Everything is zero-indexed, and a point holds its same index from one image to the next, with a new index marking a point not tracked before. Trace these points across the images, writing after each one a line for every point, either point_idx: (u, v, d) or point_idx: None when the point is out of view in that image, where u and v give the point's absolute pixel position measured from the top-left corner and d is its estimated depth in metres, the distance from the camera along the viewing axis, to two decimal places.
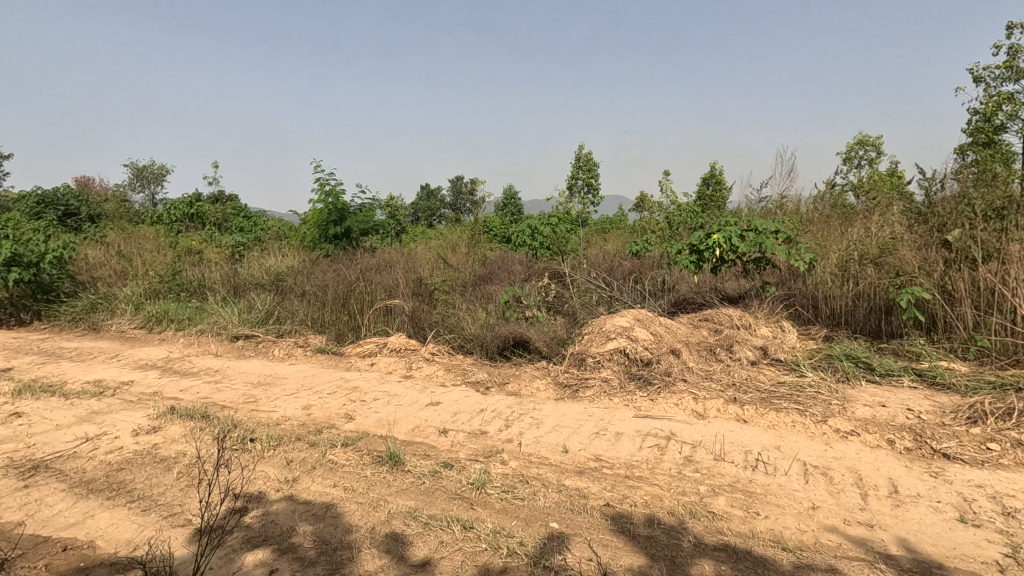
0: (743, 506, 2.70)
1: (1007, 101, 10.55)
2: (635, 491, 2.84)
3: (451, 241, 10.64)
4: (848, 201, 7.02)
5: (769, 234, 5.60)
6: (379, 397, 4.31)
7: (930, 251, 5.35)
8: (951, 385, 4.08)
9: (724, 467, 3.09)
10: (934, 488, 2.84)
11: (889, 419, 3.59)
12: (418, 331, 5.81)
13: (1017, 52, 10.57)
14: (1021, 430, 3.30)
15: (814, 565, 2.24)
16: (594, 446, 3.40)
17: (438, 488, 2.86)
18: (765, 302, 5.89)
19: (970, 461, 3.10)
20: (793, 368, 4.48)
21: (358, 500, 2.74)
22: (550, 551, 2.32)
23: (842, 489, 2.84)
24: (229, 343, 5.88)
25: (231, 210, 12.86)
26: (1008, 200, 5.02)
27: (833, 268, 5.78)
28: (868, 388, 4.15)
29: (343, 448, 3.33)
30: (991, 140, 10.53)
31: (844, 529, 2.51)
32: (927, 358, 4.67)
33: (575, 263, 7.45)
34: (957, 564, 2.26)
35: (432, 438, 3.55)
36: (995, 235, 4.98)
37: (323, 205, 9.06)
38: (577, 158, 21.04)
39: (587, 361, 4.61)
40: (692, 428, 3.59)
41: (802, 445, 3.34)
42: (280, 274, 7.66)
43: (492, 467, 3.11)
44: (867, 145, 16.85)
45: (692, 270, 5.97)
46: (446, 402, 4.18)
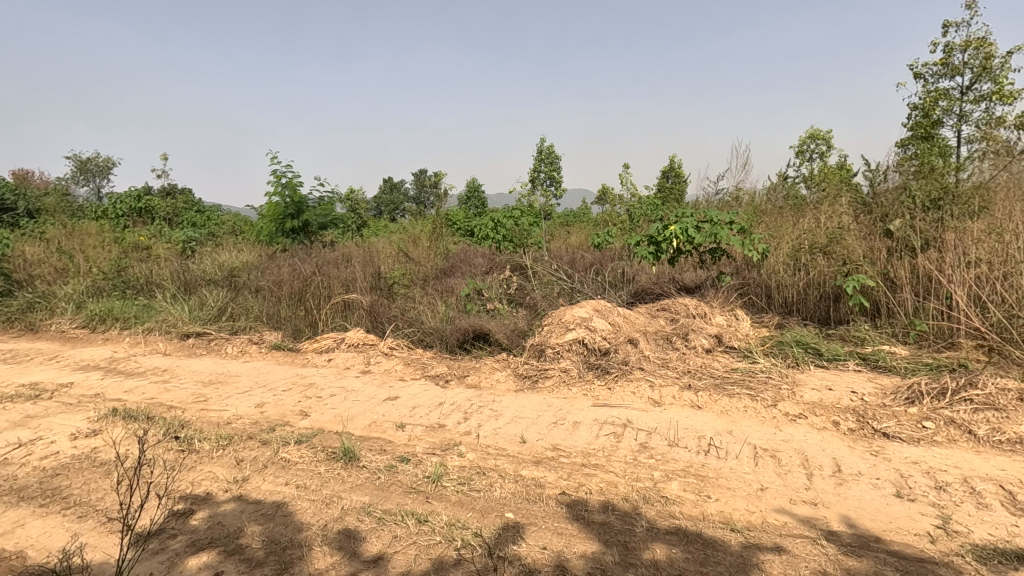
0: (695, 490, 2.76)
1: (943, 97, 11.05)
2: (591, 479, 2.87)
3: (413, 234, 10.51)
4: (799, 191, 7.24)
5: (723, 225, 5.75)
6: (337, 393, 4.23)
7: (874, 240, 5.58)
8: (892, 367, 4.27)
9: (678, 453, 3.15)
10: (873, 466, 2.97)
11: (835, 402, 3.73)
12: (377, 326, 5.71)
13: (951, 50, 11.06)
14: (954, 409, 3.48)
15: (761, 544, 2.31)
16: (552, 436, 3.42)
17: (393, 483, 2.82)
18: (721, 291, 6.04)
19: (907, 439, 3.25)
20: (746, 355, 4.61)
21: (311, 497, 2.68)
22: (505, 541, 2.32)
23: (789, 470, 2.94)
24: (179, 342, 5.67)
25: (181, 205, 12.37)
26: (944, 191, 5.28)
27: (786, 258, 5.99)
28: (815, 372, 4.31)
29: (297, 445, 3.25)
30: (929, 134, 11.02)
31: (791, 509, 2.59)
32: (871, 342, 4.88)
33: (536, 257, 7.45)
34: (893, 537, 2.36)
35: (389, 433, 3.50)
36: (933, 225, 5.23)
37: (280, 197, 8.80)
38: (539, 151, 21.03)
39: (546, 352, 4.63)
40: (649, 416, 3.65)
41: (752, 429, 3.44)
42: (234, 269, 7.41)
43: (449, 460, 3.10)
44: (817, 139, 17.36)
45: (651, 261, 6.05)
46: (404, 396, 4.13)
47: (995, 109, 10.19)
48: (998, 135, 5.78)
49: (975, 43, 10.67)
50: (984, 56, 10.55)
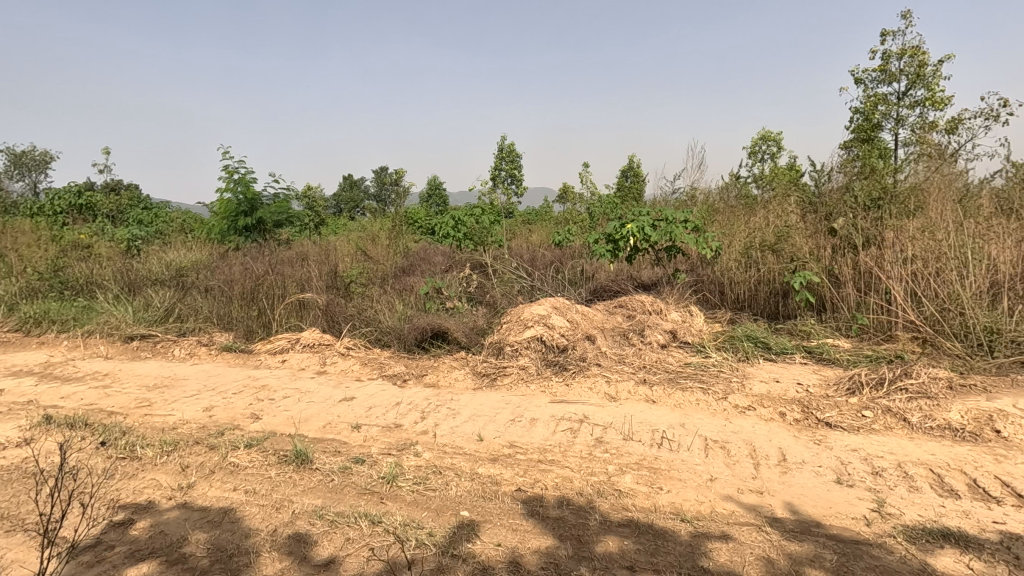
0: (648, 482, 2.82)
1: (882, 102, 11.59)
2: (547, 474, 2.90)
3: (373, 232, 10.37)
4: (750, 191, 7.46)
5: (678, 224, 5.89)
6: (290, 394, 4.12)
7: (819, 238, 5.82)
8: (836, 359, 4.47)
9: (632, 446, 3.21)
10: (816, 454, 3.09)
11: (782, 393, 3.87)
12: (334, 325, 5.59)
13: (888, 56, 11.60)
14: (890, 398, 3.66)
15: (709, 533, 2.38)
16: (509, 433, 3.43)
17: (347, 485, 2.78)
18: (676, 288, 6.19)
19: (848, 428, 3.41)
20: (699, 350, 4.74)
21: (260, 502, 2.61)
22: (460, 539, 2.32)
23: (737, 460, 3.04)
24: (122, 344, 5.42)
25: (126, 201, 11.82)
26: (884, 191, 5.50)
27: (737, 255, 6.20)
28: (764, 365, 4.46)
29: (247, 449, 3.16)
30: (869, 136, 11.54)
31: (738, 497, 2.68)
32: (816, 336, 5.09)
33: (497, 255, 7.46)
34: (832, 522, 2.47)
35: (344, 434, 3.44)
36: (873, 223, 5.47)
37: (232, 194, 8.53)
38: (500, 149, 21.05)
39: (505, 350, 4.64)
40: (605, 411, 3.70)
41: (704, 421, 3.53)
42: (182, 268, 7.13)
43: (405, 460, 3.07)
44: (769, 141, 17.91)
45: (609, 258, 6.15)
46: (361, 397, 4.07)
47: (928, 115, 10.76)
48: (931, 136, 6.08)
49: (909, 51, 11.22)
50: (919, 64, 11.11)
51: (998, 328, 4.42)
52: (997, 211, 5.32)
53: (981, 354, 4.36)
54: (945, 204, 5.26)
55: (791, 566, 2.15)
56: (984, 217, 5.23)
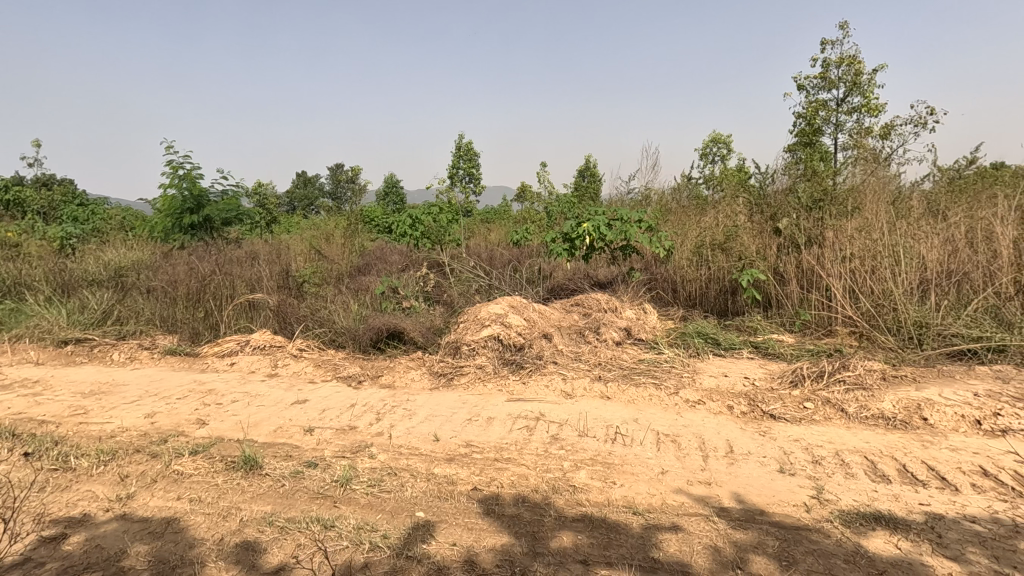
0: (602, 477, 2.87)
1: (823, 107, 12.14)
2: (503, 473, 2.91)
3: (327, 231, 10.14)
4: (701, 191, 7.69)
5: (633, 223, 6.01)
6: (239, 399, 3.99)
7: (765, 237, 6.07)
8: (780, 354, 4.67)
9: (587, 442, 3.26)
10: (761, 445, 3.23)
11: (730, 387, 4.02)
12: (286, 326, 5.44)
13: (828, 64, 12.16)
14: (829, 389, 3.85)
15: (660, 524, 2.45)
16: (465, 432, 3.42)
17: (299, 490, 2.71)
18: (631, 286, 6.33)
19: (790, 419, 3.57)
20: (653, 347, 4.86)
21: (206, 511, 2.52)
22: (415, 540, 2.30)
23: (687, 453, 3.13)
24: (55, 349, 5.12)
25: (59, 197, 11.14)
26: (825, 193, 5.73)
27: (689, 254, 6.39)
28: (714, 361, 4.61)
29: (192, 456, 3.04)
30: (811, 140, 12.08)
31: (688, 489, 2.76)
32: (762, 331, 5.31)
33: (454, 254, 7.43)
34: (775, 509, 2.59)
35: (296, 438, 3.36)
36: (815, 224, 5.72)
37: (177, 190, 8.16)
38: (457, 147, 20.95)
39: (462, 349, 4.62)
40: (561, 408, 3.75)
41: (657, 416, 3.63)
42: (122, 268, 6.78)
43: (360, 462, 3.02)
44: (719, 143, 18.48)
45: (566, 257, 6.22)
46: (314, 399, 3.98)
47: (864, 121, 11.35)
48: (866, 141, 6.43)
49: (847, 60, 11.80)
50: (855, 72, 11.70)
51: (926, 322, 4.71)
52: (925, 212, 5.68)
53: (911, 346, 4.64)
54: (879, 205, 5.57)
55: (737, 553, 2.24)
56: (913, 218, 5.57)
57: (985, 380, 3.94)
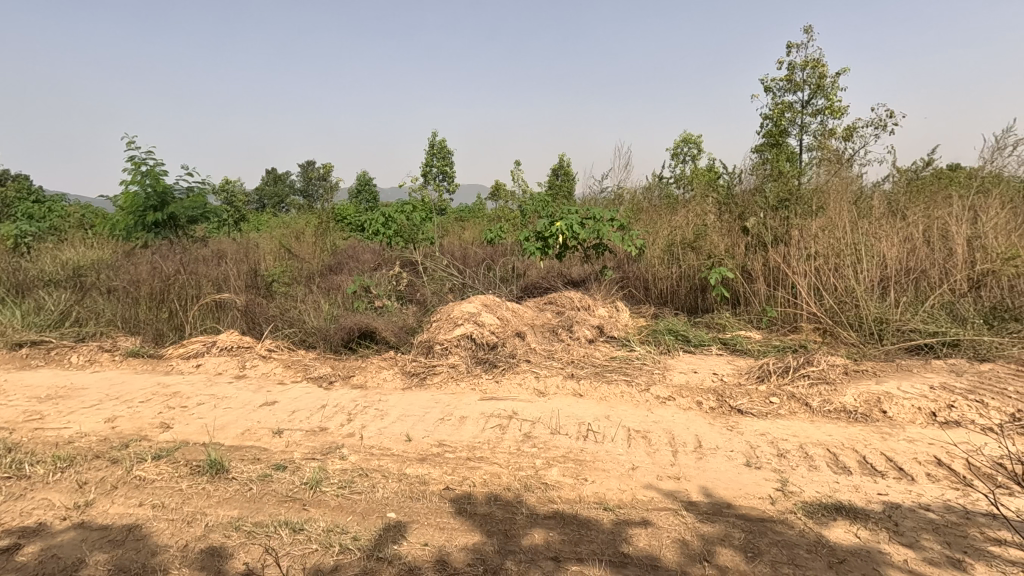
0: (574, 474, 2.89)
1: (789, 109, 12.43)
2: (476, 471, 2.91)
3: (297, 230, 9.97)
4: (672, 191, 7.80)
5: (605, 222, 6.06)
6: (205, 401, 3.89)
7: (734, 236, 6.20)
8: (748, 350, 4.78)
9: (559, 440, 3.29)
10: (729, 439, 3.30)
11: (699, 383, 4.10)
12: (254, 327, 5.33)
13: (793, 67, 12.45)
14: (794, 384, 3.96)
15: (630, 519, 2.48)
16: (438, 432, 3.41)
17: (267, 493, 2.67)
18: (603, 285, 6.39)
19: (757, 413, 3.65)
20: (625, 344, 4.91)
21: (170, 517, 2.45)
22: (386, 542, 2.28)
23: (658, 448, 3.18)
24: (8, 353, 4.92)
25: (13, 194, 10.70)
26: (791, 193, 5.85)
27: (661, 252, 6.49)
28: (684, 357, 4.69)
29: (155, 461, 2.96)
30: (778, 142, 12.36)
31: (657, 484, 2.81)
32: (730, 328, 5.42)
33: (428, 252, 7.39)
34: (741, 502, 2.65)
35: (264, 441, 3.30)
36: (781, 223, 5.85)
37: (140, 187, 7.92)
38: (431, 145, 20.81)
39: (435, 348, 4.60)
40: (534, 406, 3.77)
41: (628, 412, 3.67)
42: (81, 268, 6.55)
43: (330, 464, 2.98)
44: (690, 142, 18.76)
45: (539, 256, 6.24)
46: (284, 401, 3.91)
47: (828, 123, 11.66)
48: (829, 142, 6.61)
49: (812, 63, 12.10)
50: (819, 75, 12.00)
51: (886, 318, 4.88)
52: (886, 211, 5.87)
53: (872, 342, 4.79)
54: (842, 205, 5.74)
55: (704, 546, 2.29)
56: (874, 217, 5.76)
57: (941, 374, 4.10)
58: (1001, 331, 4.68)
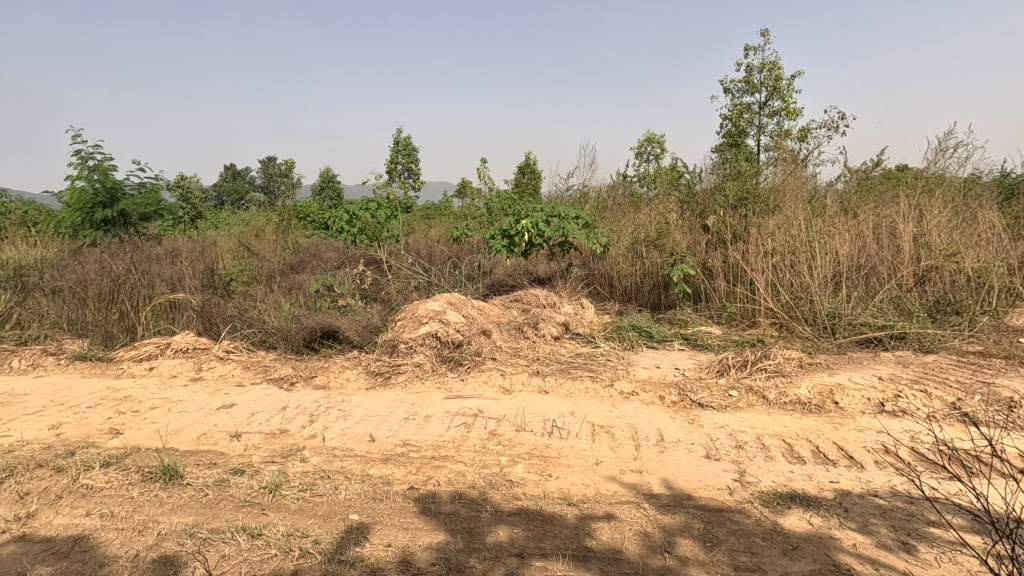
0: (539, 470, 2.91)
1: (746, 110, 12.77)
2: (440, 470, 2.89)
3: (257, 228, 9.70)
4: (636, 189, 7.92)
5: (570, 220, 6.11)
6: (158, 405, 3.75)
7: (695, 234, 6.34)
8: (708, 345, 4.89)
9: (524, 437, 3.30)
10: (690, 432, 3.37)
11: (661, 378, 4.18)
12: (210, 327, 5.16)
13: (750, 69, 12.78)
14: (752, 377, 4.08)
15: (593, 514, 2.51)
16: (402, 432, 3.37)
17: (223, 499, 2.59)
18: (569, 283, 6.44)
19: (717, 406, 3.75)
20: (589, 341, 4.97)
21: (119, 526, 2.35)
22: (348, 544, 2.25)
23: (621, 443, 3.23)
24: None
25: None
26: (749, 192, 6.03)
27: (625, 250, 6.58)
28: (647, 353, 4.78)
29: (104, 468, 2.83)
30: (736, 141, 12.69)
31: (620, 478, 2.85)
32: (692, 324, 5.54)
33: (393, 250, 7.30)
34: (701, 493, 2.71)
35: (221, 444, 3.20)
36: (740, 221, 6.01)
37: (87, 183, 7.57)
38: (395, 142, 20.57)
39: (399, 347, 4.55)
40: (499, 404, 3.77)
41: (592, 408, 3.71)
42: (22, 267, 6.22)
43: (290, 467, 2.91)
44: (653, 142, 19.06)
45: (505, 254, 6.24)
46: (242, 403, 3.80)
47: (783, 124, 12.04)
48: (785, 143, 6.81)
49: (768, 65, 12.45)
50: (775, 77, 12.37)
51: (838, 313, 5.07)
52: (839, 210, 6.08)
53: (825, 335, 4.98)
54: (797, 204, 5.93)
55: (665, 537, 2.33)
56: (828, 215, 5.97)
57: (888, 365, 4.29)
58: (943, 324, 4.94)
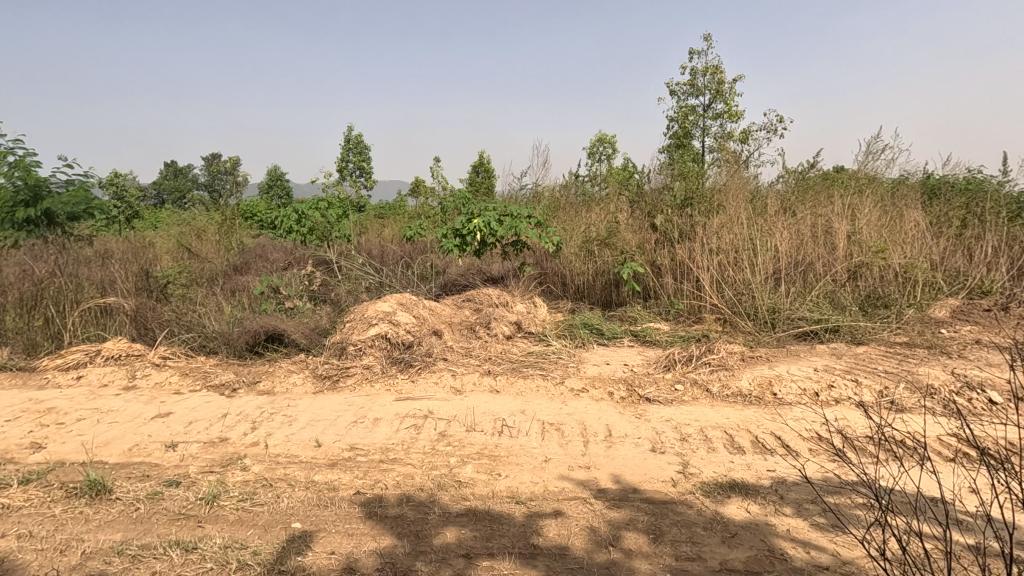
0: (488, 470, 2.91)
1: (691, 112, 13.14)
2: (388, 474, 2.85)
3: (199, 228, 9.29)
4: (588, 188, 8.02)
5: (523, 219, 6.12)
6: (87, 416, 3.54)
7: (644, 233, 6.47)
8: (656, 341, 5.02)
9: (474, 437, 3.29)
10: (637, 427, 3.44)
11: (611, 374, 4.25)
12: (146, 333, 4.92)
13: (695, 72, 13.15)
14: (697, 371, 4.21)
15: (541, 511, 2.53)
16: (349, 436, 3.30)
17: (156, 512, 2.47)
18: (522, 282, 6.47)
19: (663, 400, 3.85)
20: (541, 339, 5.01)
21: (39, 547, 2.21)
22: (290, 553, 2.19)
23: (570, 440, 3.26)
24: None
25: None
26: (694, 193, 6.22)
27: (577, 249, 6.66)
28: (597, 350, 4.86)
29: (23, 486, 2.65)
30: (682, 142, 13.04)
31: (569, 475, 2.88)
32: (641, 320, 5.67)
33: (343, 251, 7.15)
34: (646, 486, 2.77)
35: (156, 456, 3.05)
36: (687, 220, 6.18)
37: (7, 180, 7.07)
38: (347, 139, 20.12)
39: (348, 350, 4.45)
40: (450, 404, 3.74)
41: (542, 406, 3.74)
42: None
43: (230, 476, 2.81)
44: (605, 143, 19.34)
45: (457, 253, 6.20)
46: (180, 411, 3.64)
47: (726, 126, 12.44)
48: (728, 144, 7.06)
49: (711, 69, 12.86)
50: (718, 81, 12.78)
51: (777, 308, 5.29)
52: (778, 208, 6.34)
53: (765, 330, 5.19)
54: (740, 204, 6.15)
55: (611, 531, 2.37)
56: (768, 215, 6.22)
57: (823, 357, 4.50)
58: (874, 317, 5.23)
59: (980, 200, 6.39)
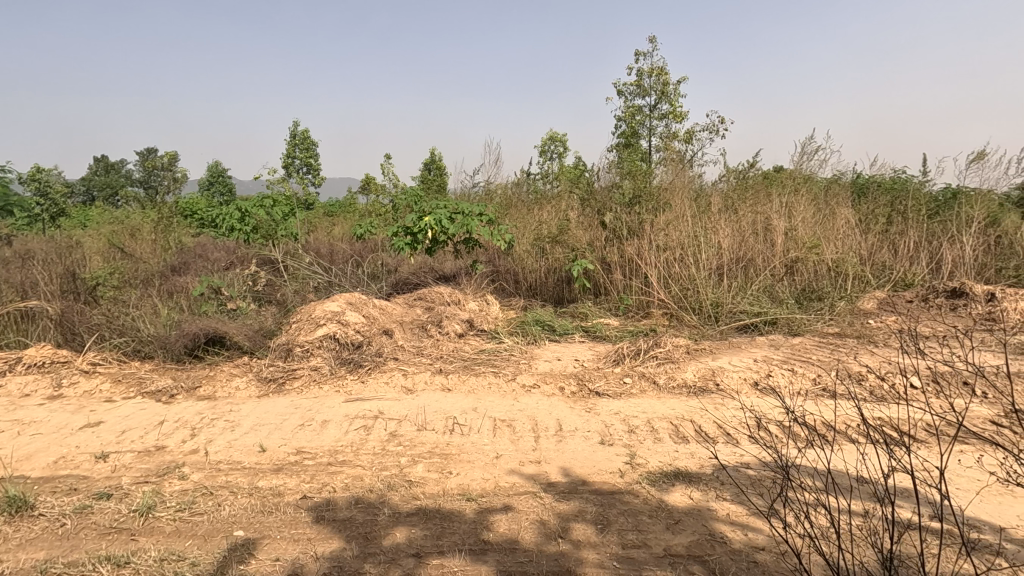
0: (439, 468, 2.90)
1: (638, 113, 13.42)
2: (337, 476, 2.79)
3: (132, 227, 8.78)
4: (539, 186, 8.08)
5: (474, 217, 6.10)
6: (6, 429, 3.30)
7: (594, 230, 6.58)
8: (606, 336, 5.12)
9: (425, 436, 3.27)
10: (586, 421, 3.51)
11: (561, 370, 4.31)
12: (73, 338, 4.62)
13: (641, 73, 13.44)
14: (645, 364, 4.32)
15: (492, 507, 2.54)
16: (296, 439, 3.22)
17: (84, 527, 2.33)
18: (474, 279, 6.46)
19: (612, 394, 3.94)
20: (493, 337, 5.02)
21: None
22: (231, 563, 2.11)
23: (521, 436, 3.29)
24: None
25: None
26: (641, 191, 6.36)
27: (529, 247, 6.72)
28: (549, 346, 4.92)
29: None
30: (629, 142, 13.31)
31: (519, 470, 2.91)
32: (591, 316, 5.78)
33: (289, 250, 6.94)
34: (595, 478, 2.83)
35: (84, 468, 2.88)
36: (635, 218, 6.33)
37: None
38: (292, 135, 19.46)
39: (294, 352, 4.33)
40: (401, 404, 3.70)
41: (494, 403, 3.76)
42: None
43: (167, 485, 2.68)
44: (556, 141, 19.51)
45: (408, 251, 6.13)
46: (112, 420, 3.44)
47: (671, 126, 12.79)
48: (673, 144, 7.26)
49: (656, 71, 13.19)
50: (663, 82, 13.12)
51: (720, 302, 5.50)
52: (721, 207, 6.57)
53: (709, 323, 5.39)
54: (685, 202, 6.35)
55: (560, 523, 2.41)
56: (711, 213, 6.45)
57: (762, 348, 4.71)
58: (809, 309, 5.51)
59: (902, 198, 6.83)
